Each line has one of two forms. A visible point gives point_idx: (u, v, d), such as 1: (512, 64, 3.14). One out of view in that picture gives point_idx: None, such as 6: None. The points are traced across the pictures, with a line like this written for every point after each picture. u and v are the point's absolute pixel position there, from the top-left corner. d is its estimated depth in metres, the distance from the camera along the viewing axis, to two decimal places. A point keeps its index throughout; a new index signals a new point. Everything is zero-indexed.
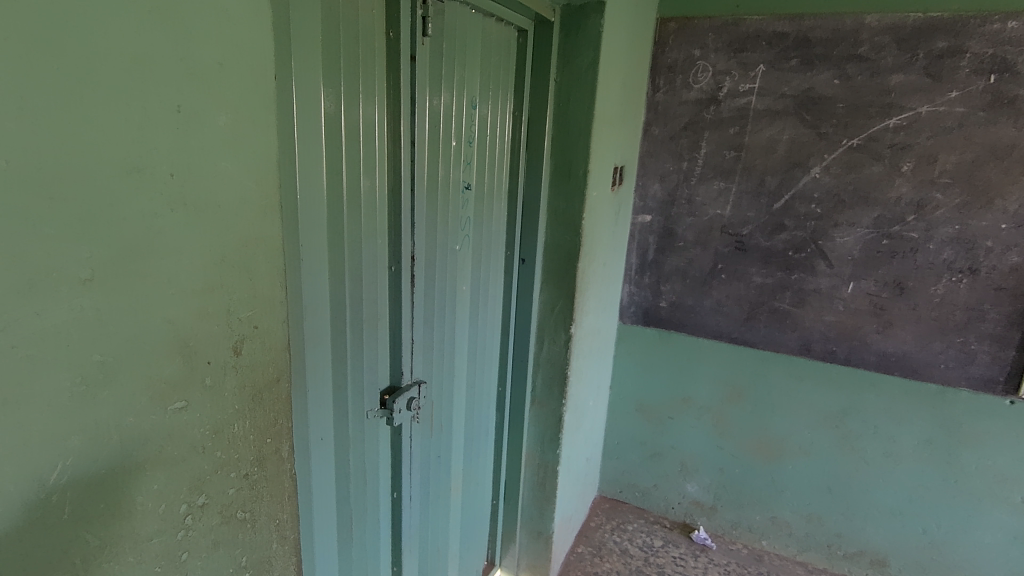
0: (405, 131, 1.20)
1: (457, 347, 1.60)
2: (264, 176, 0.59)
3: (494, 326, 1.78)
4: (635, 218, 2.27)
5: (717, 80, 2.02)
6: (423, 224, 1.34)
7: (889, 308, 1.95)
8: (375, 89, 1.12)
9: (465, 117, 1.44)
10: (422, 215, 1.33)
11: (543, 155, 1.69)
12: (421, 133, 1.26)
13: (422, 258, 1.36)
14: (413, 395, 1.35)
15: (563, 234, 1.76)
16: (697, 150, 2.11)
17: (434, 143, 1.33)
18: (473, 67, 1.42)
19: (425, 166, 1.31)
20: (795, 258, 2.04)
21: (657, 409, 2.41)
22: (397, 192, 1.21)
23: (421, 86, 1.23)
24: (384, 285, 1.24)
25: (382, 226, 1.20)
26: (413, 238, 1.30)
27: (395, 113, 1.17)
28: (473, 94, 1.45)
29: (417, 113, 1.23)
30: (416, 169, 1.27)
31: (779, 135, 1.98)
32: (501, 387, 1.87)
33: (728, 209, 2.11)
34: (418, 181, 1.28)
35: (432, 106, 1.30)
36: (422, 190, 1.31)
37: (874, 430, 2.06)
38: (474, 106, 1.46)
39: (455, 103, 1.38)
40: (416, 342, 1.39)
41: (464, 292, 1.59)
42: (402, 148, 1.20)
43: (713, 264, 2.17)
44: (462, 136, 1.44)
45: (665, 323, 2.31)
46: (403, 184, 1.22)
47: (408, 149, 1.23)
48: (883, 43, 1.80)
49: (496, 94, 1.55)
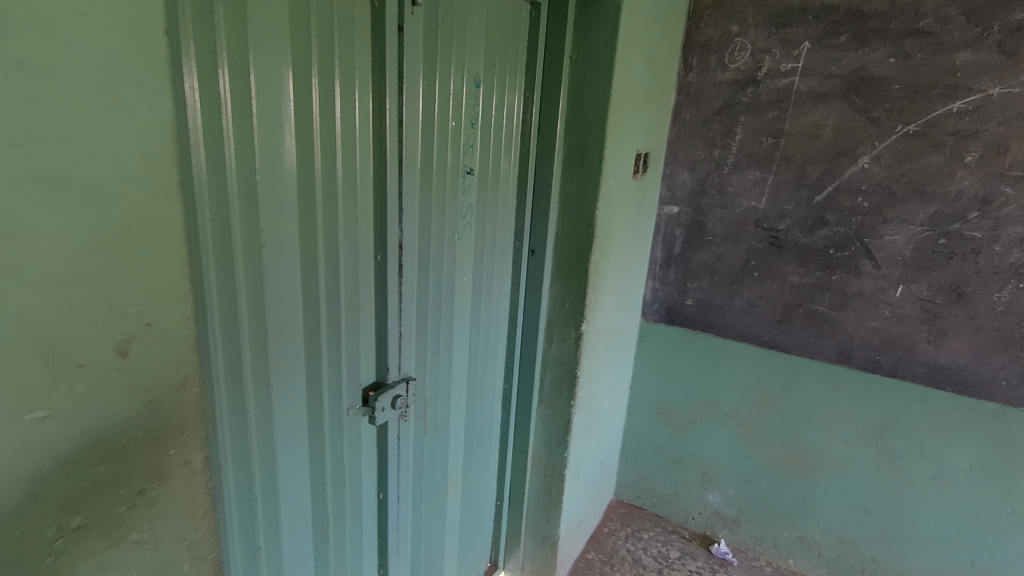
0: (392, 109, 1.11)
1: (456, 342, 1.52)
2: (153, 155, 0.57)
3: (500, 321, 1.68)
4: (661, 209, 2.12)
5: (756, 59, 1.84)
6: (415, 211, 1.25)
7: (943, 316, 1.75)
8: (357, 62, 1.03)
9: (466, 96, 1.34)
10: (413, 201, 1.23)
11: (556, 138, 1.57)
12: (411, 113, 1.17)
13: (414, 248, 1.28)
14: (399, 393, 1.28)
15: (576, 225, 1.63)
16: (731, 136, 1.93)
17: (428, 123, 1.23)
18: (476, 42, 1.32)
19: (418, 149, 1.22)
20: (836, 257, 1.86)
21: (679, 414, 2.27)
22: (383, 174, 1.13)
23: (411, 61, 1.13)
24: (369, 275, 1.16)
25: (365, 211, 1.12)
26: (403, 226, 1.21)
27: (380, 91, 1.08)
28: (476, 71, 1.34)
29: (407, 89, 1.14)
30: (406, 151, 1.17)
31: (824, 120, 1.79)
32: (506, 384, 1.78)
33: (763, 201, 1.93)
34: (408, 164, 1.19)
35: (426, 83, 1.20)
36: (414, 175, 1.22)
37: (919, 450, 1.86)
38: (477, 84, 1.36)
39: (454, 80, 1.28)
40: (407, 336, 1.31)
41: (465, 285, 1.50)
42: (388, 127, 1.11)
43: (745, 261, 2.01)
44: (463, 117, 1.34)
45: (691, 322, 2.16)
46: (389, 166, 1.13)
47: (396, 128, 1.14)
48: (949, 16, 1.58)
49: (504, 73, 1.44)
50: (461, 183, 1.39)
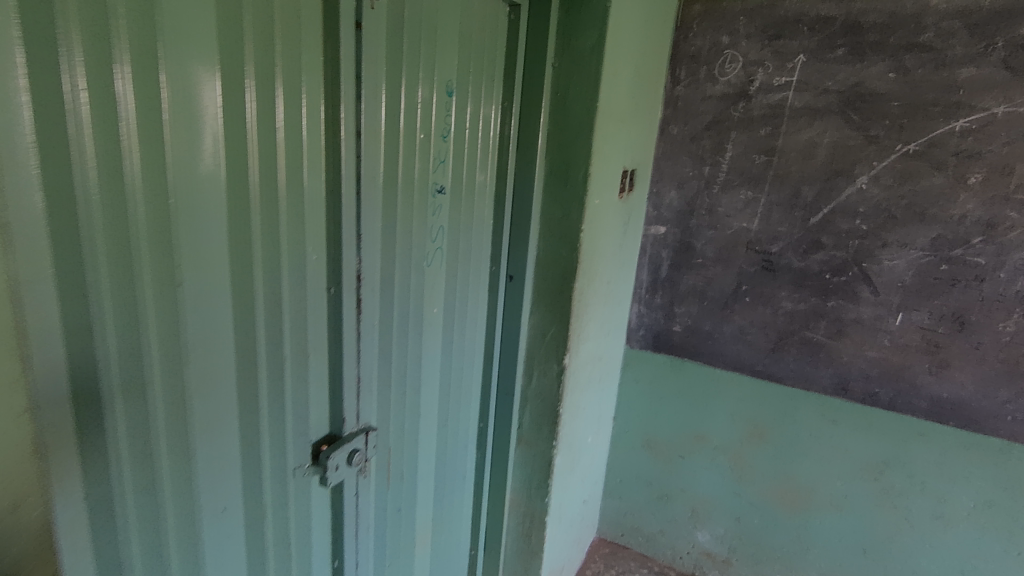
0: (348, 118, 0.95)
1: (425, 380, 1.35)
2: None
3: (474, 354, 1.52)
4: (647, 230, 1.99)
5: (748, 72, 1.74)
6: (377, 235, 1.09)
7: (946, 346, 1.65)
8: (305, 61, 0.86)
9: (437, 106, 1.18)
10: (374, 224, 1.07)
11: (537, 153, 1.42)
12: (372, 123, 1.01)
13: (375, 278, 1.11)
14: (357, 447, 1.10)
15: (558, 249, 1.49)
16: (722, 153, 1.82)
17: (392, 134, 1.07)
18: (448, 45, 1.16)
19: (380, 164, 1.06)
20: (833, 282, 1.75)
21: (666, 446, 2.13)
22: (337, 193, 0.96)
23: (372, 62, 0.97)
24: (319, 312, 0.99)
25: (315, 237, 0.95)
26: (362, 253, 1.05)
27: (333, 96, 0.92)
28: (449, 77, 1.19)
29: (366, 95, 0.98)
30: (365, 166, 1.01)
31: (819, 137, 1.69)
32: (482, 423, 1.62)
33: (755, 223, 1.82)
34: (368, 182, 1.03)
35: (389, 88, 1.04)
36: (375, 194, 1.05)
37: (921, 487, 1.75)
38: (449, 92, 1.21)
39: (423, 86, 1.12)
40: (367, 379, 1.14)
41: (435, 316, 1.34)
42: (343, 139, 0.95)
43: (736, 285, 1.89)
44: (433, 129, 1.18)
45: (679, 350, 2.04)
46: (345, 184, 0.97)
47: (353, 140, 0.97)
48: (952, 30, 1.49)
49: (479, 80, 1.29)
50: (431, 203, 1.23)
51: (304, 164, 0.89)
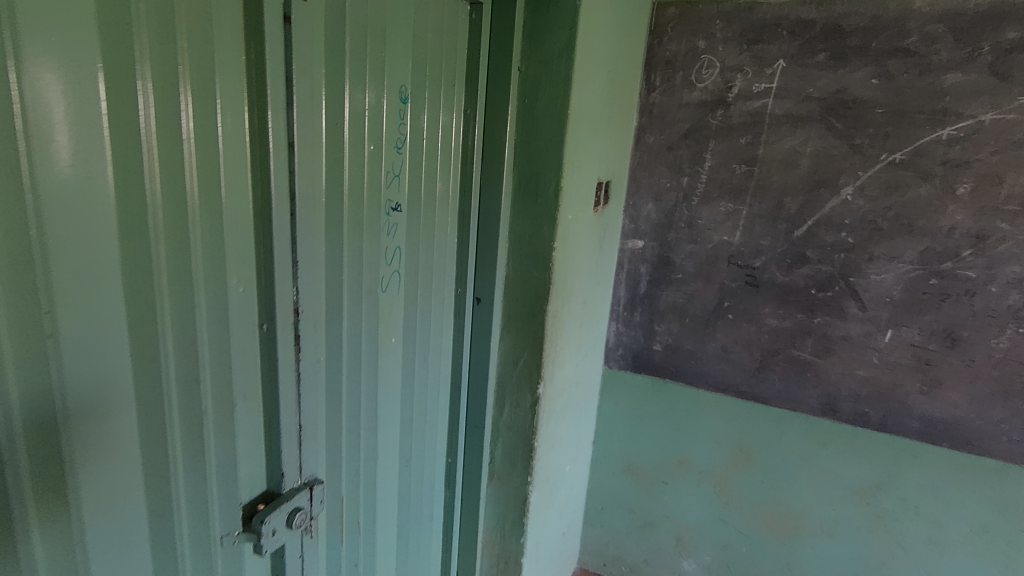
0: (278, 128, 0.82)
1: (383, 419, 1.21)
2: None
3: (440, 385, 1.39)
4: (624, 244, 1.89)
5: (726, 78, 1.65)
6: (319, 261, 0.95)
7: (937, 364, 1.57)
8: (220, 60, 0.73)
9: (390, 113, 1.06)
10: (316, 248, 0.93)
11: (504, 165, 1.31)
12: (309, 133, 0.87)
13: (319, 310, 0.97)
14: (300, 505, 0.95)
15: (529, 269, 1.36)
16: (700, 163, 1.73)
17: (335, 146, 0.94)
18: (400, 46, 1.04)
19: (321, 180, 0.92)
20: (818, 298, 1.67)
21: (648, 471, 2.02)
22: (266, 215, 0.83)
23: (307, 63, 0.84)
24: (247, 353, 0.85)
25: (240, 267, 0.81)
26: (301, 283, 0.91)
27: (258, 102, 0.79)
28: (402, 82, 1.07)
29: (301, 102, 0.84)
30: (302, 183, 0.87)
31: (802, 146, 1.60)
32: (450, 458, 1.48)
33: (736, 236, 1.73)
34: (306, 200, 0.89)
35: (330, 94, 0.91)
36: (316, 214, 0.92)
37: (914, 511, 1.67)
38: (403, 99, 1.08)
39: (371, 92, 1.00)
40: (311, 425, 0.99)
41: (393, 347, 1.20)
42: (272, 152, 0.81)
43: (718, 302, 1.80)
44: (385, 139, 1.05)
45: (660, 369, 1.93)
46: (276, 204, 0.83)
47: (286, 153, 0.84)
48: (936, 34, 1.43)
49: (438, 86, 1.17)
50: (385, 222, 1.10)
51: (223, 182, 0.76)
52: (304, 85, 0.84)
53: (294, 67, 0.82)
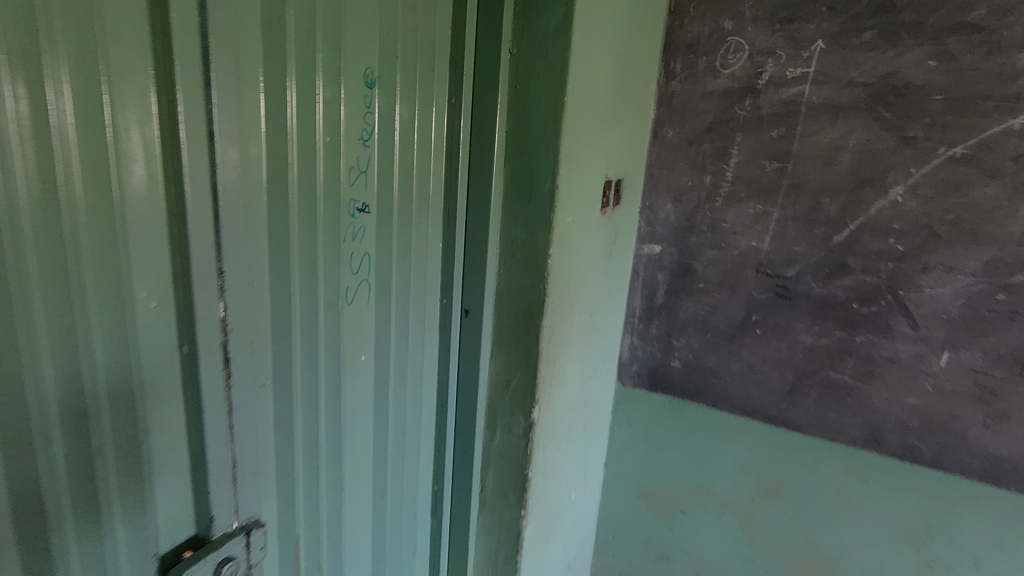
0: (192, 113, 0.67)
1: (350, 446, 1.08)
2: None
3: (423, 406, 1.25)
4: (640, 249, 1.71)
5: (756, 63, 1.46)
6: (259, 271, 0.81)
7: (1003, 393, 1.35)
8: (107, 26, 0.59)
9: (353, 100, 0.92)
10: (254, 256, 0.80)
11: (493, 161, 1.15)
12: (240, 121, 0.73)
13: (261, 328, 0.84)
14: (234, 554, 0.83)
15: (522, 278, 1.21)
16: (726, 160, 1.54)
17: (277, 137, 0.80)
18: (362, 23, 0.90)
19: (262, 177, 0.79)
20: (861, 314, 1.46)
21: (664, 499, 1.84)
22: (182, 219, 0.69)
23: (232, 36, 0.70)
24: (161, 382, 0.72)
25: (145, 282, 0.68)
26: (231, 297, 0.77)
27: (165, 82, 0.65)
28: (366, 65, 0.93)
29: (224, 82, 0.70)
30: (230, 180, 0.73)
31: (843, 140, 1.40)
32: (436, 485, 1.34)
33: (766, 241, 1.53)
34: (237, 201, 0.75)
35: (267, 74, 0.77)
36: (253, 217, 0.79)
37: (973, 563, 1.44)
38: (369, 83, 0.94)
39: (324, 74, 0.85)
40: (253, 459, 0.87)
41: (362, 366, 1.07)
42: (185, 142, 0.67)
43: (744, 315, 1.60)
44: (346, 130, 0.91)
45: (678, 388, 1.75)
46: (191, 206, 0.69)
47: (206, 144, 0.70)
48: (1009, 6, 1.21)
49: (413, 70, 1.02)
50: (348, 226, 0.96)
51: (120, 180, 0.63)
52: (228, 62, 0.70)
53: (211, 39, 0.67)
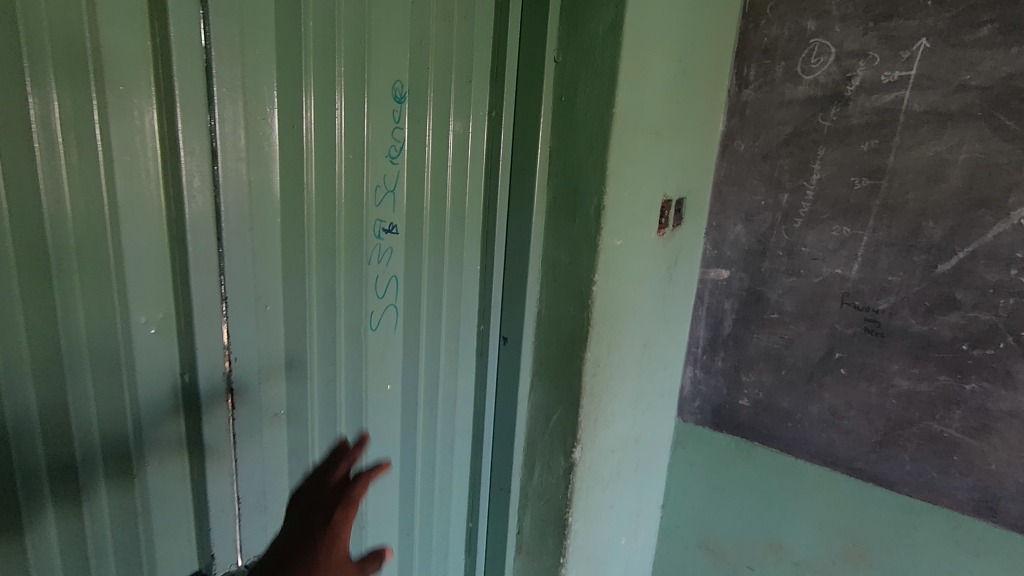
0: (191, 130, 0.63)
1: (373, 481, 1.01)
2: None
3: (457, 438, 1.18)
4: (706, 273, 1.56)
5: (843, 67, 1.28)
6: (270, 296, 0.77)
7: None
8: (102, 41, 0.56)
9: (378, 114, 0.86)
10: (264, 280, 0.76)
11: (535, 179, 1.07)
12: (248, 138, 0.69)
13: (272, 356, 0.79)
14: None
15: (564, 305, 1.11)
16: (806, 176, 1.37)
17: (292, 154, 0.75)
18: (390, 33, 0.85)
19: (273, 197, 0.74)
20: (971, 356, 1.24)
21: (729, 552, 1.66)
22: (182, 243, 0.65)
23: (239, 49, 0.66)
24: (159, 415, 0.67)
25: (144, 310, 0.64)
26: (235, 324, 0.73)
27: (164, 97, 0.61)
28: (395, 77, 0.87)
29: (230, 97, 0.66)
30: (236, 200, 0.69)
31: (951, 153, 1.20)
32: (470, 523, 1.26)
33: (853, 269, 1.34)
34: (244, 222, 0.71)
35: (281, 88, 0.72)
36: (263, 239, 0.74)
37: None
38: (398, 97, 0.88)
39: (347, 87, 0.80)
40: (261, 494, 0.82)
41: (388, 396, 1.00)
42: (186, 161, 0.63)
43: (826, 352, 1.41)
44: (372, 146, 0.86)
45: (747, 429, 1.57)
46: (192, 229, 0.65)
47: (210, 162, 0.66)
48: None
49: (449, 82, 0.96)
50: (373, 247, 0.90)
51: (114, 201, 0.59)
52: (234, 76, 0.66)
53: (215, 51, 0.63)
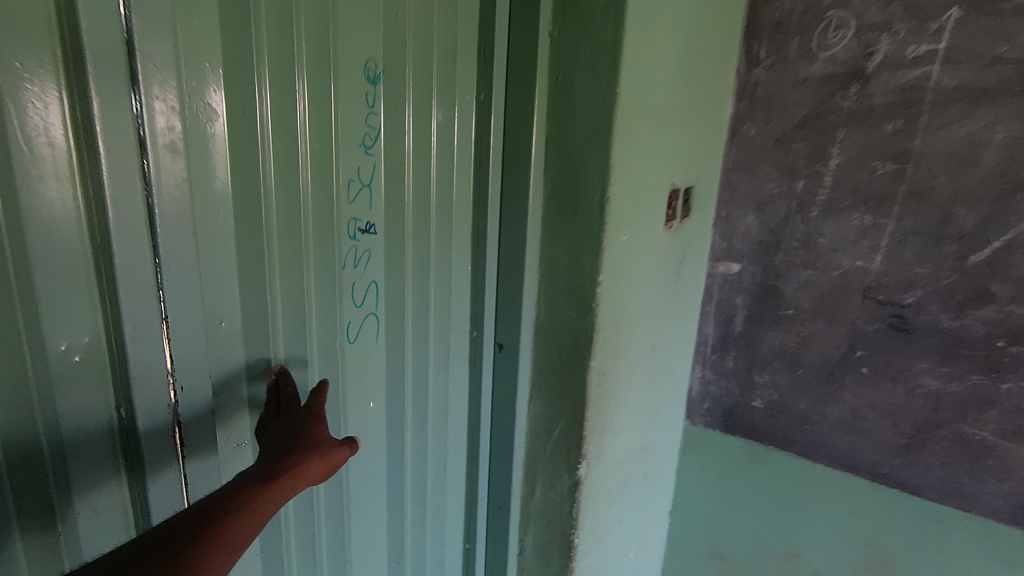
0: (112, 118, 0.51)
1: (356, 511, 0.90)
2: None
3: (450, 456, 1.07)
4: (714, 267, 1.46)
5: (864, 40, 1.17)
6: (224, 312, 0.65)
7: None
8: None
9: (348, 97, 0.74)
10: (214, 293, 0.64)
11: (530, 169, 0.96)
12: (187, 126, 0.57)
13: (229, 380, 0.68)
14: None
15: (565, 309, 1.00)
16: (824, 161, 1.26)
17: (244, 145, 0.63)
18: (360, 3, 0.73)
19: (223, 197, 0.62)
20: (1007, 354, 1.14)
21: (742, 561, 1.57)
22: (107, 254, 0.53)
23: (169, 17, 0.54)
24: (90, 461, 0.56)
25: (63, 337, 0.52)
26: (180, 344, 0.61)
27: (74, 77, 0.49)
28: (367, 55, 0.76)
29: (160, 76, 0.54)
30: (174, 201, 0.57)
31: (985, 133, 1.09)
32: (467, 545, 1.16)
33: (877, 261, 1.24)
34: (186, 226, 0.59)
35: (228, 66, 0.61)
36: (213, 246, 0.63)
37: None
38: (371, 79, 0.77)
39: (310, 66, 0.68)
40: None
41: (371, 415, 0.89)
42: (105, 156, 0.51)
43: (846, 350, 1.31)
44: (343, 135, 0.74)
45: (761, 433, 1.48)
46: (119, 236, 0.53)
47: (138, 157, 0.54)
48: None
49: (430, 61, 0.85)
50: (349, 250, 0.79)
51: (14, 207, 0.47)
52: (163, 51, 0.54)
53: (136, 20, 0.52)
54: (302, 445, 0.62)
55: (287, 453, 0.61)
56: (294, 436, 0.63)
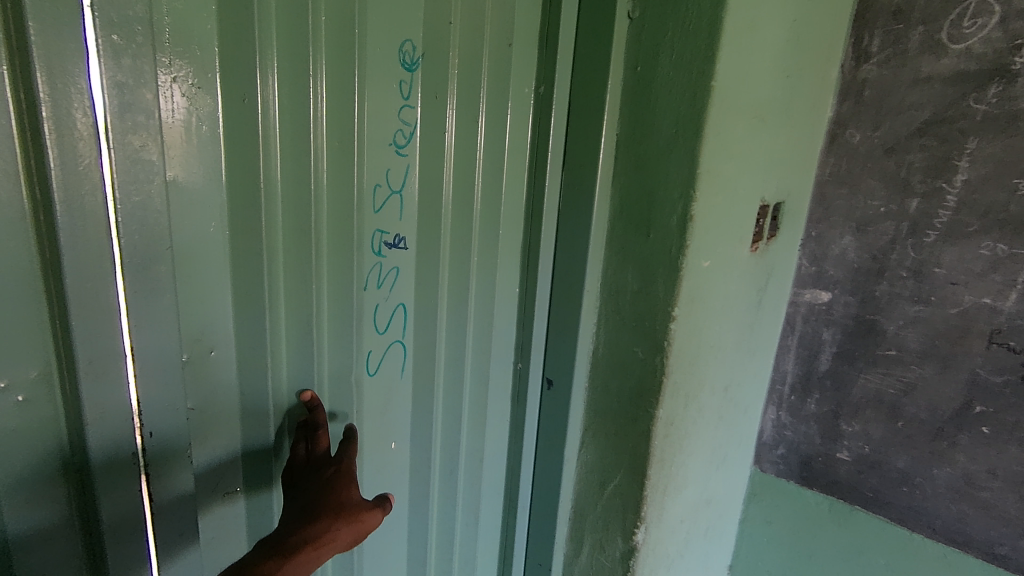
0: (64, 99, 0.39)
1: (371, 573, 0.76)
2: None
3: (485, 505, 0.93)
4: (798, 295, 1.26)
5: (1012, 30, 0.95)
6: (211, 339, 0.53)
7: None
8: None
9: (379, 85, 0.61)
10: (198, 320, 0.51)
11: (595, 177, 0.80)
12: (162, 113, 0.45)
13: (214, 424, 0.55)
14: None
15: (629, 345, 0.84)
16: (948, 177, 1.05)
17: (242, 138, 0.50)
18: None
19: (209, 201, 0.50)
20: None
21: None
22: (57, 268, 0.41)
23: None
24: (32, 534, 0.43)
25: None
26: (150, 381, 0.48)
27: (12, 32, 0.36)
28: (404, 35, 0.62)
29: (129, 47, 0.42)
30: (145, 206, 0.45)
31: None
32: None
33: (1011, 300, 1.02)
34: (159, 238, 0.46)
35: (222, 40, 0.48)
36: (192, 262, 0.50)
37: None
38: (407, 65, 0.63)
39: (331, 44, 0.55)
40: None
41: (393, 457, 0.75)
42: (53, 141, 0.38)
43: (963, 403, 1.10)
44: (371, 130, 0.61)
45: (845, 489, 1.27)
46: (70, 247, 0.41)
47: (97, 148, 0.41)
48: None
49: (481, 45, 0.70)
50: (372, 267, 0.65)
51: None
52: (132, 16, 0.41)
53: None
54: (333, 505, 0.53)
55: (312, 512, 0.52)
56: (322, 494, 0.54)
